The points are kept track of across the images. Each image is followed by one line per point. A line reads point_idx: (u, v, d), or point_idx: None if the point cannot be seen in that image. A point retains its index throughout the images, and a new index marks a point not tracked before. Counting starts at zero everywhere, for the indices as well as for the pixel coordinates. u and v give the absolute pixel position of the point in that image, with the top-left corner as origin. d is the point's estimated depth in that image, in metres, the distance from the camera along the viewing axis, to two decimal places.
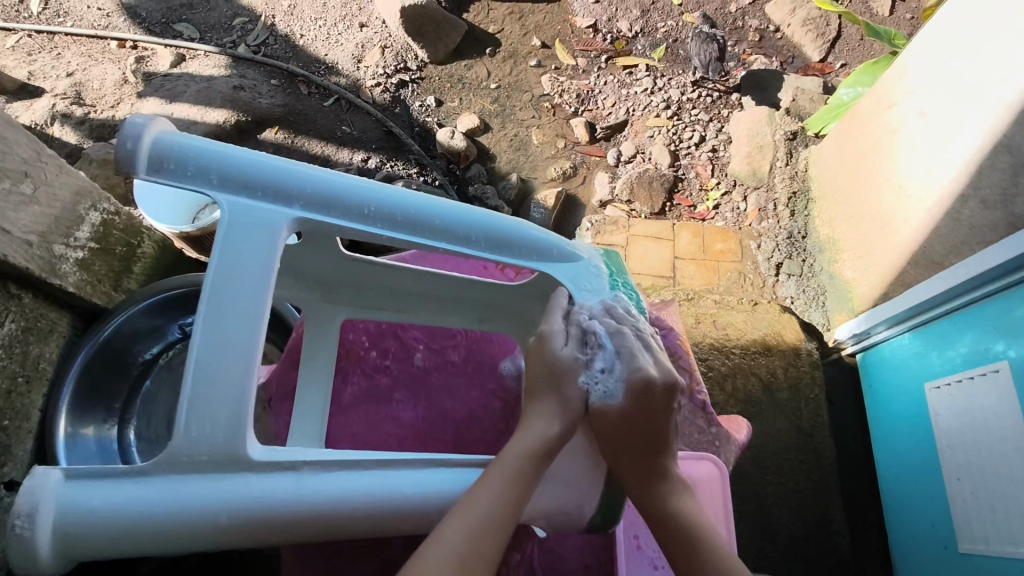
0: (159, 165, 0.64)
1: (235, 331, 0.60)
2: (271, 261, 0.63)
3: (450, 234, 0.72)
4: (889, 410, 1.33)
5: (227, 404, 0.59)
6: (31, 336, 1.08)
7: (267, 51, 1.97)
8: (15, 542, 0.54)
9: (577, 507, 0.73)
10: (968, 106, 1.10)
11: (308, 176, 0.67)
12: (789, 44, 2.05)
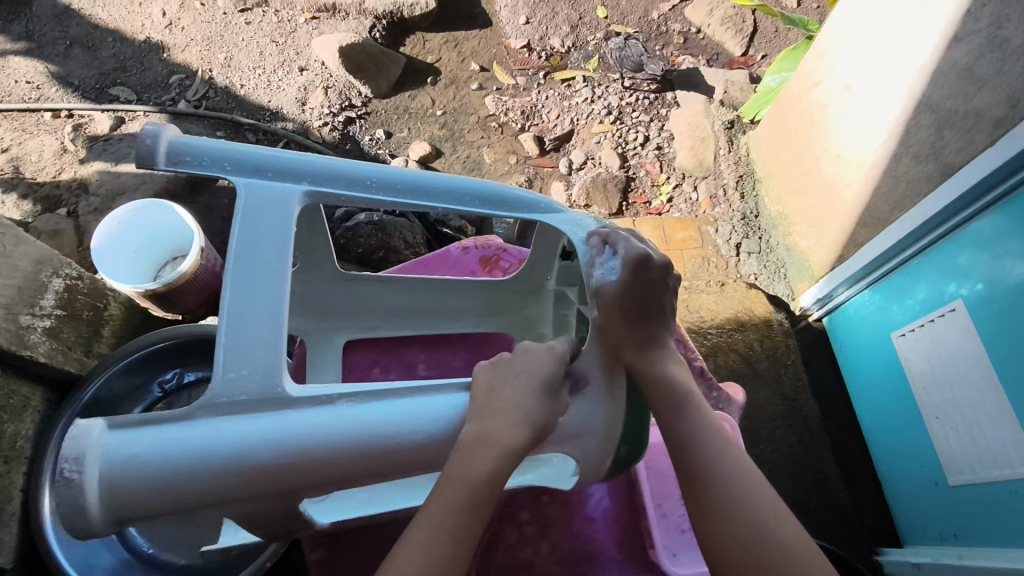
0: (179, 158, 0.73)
1: (264, 286, 0.67)
2: (287, 225, 0.71)
3: (444, 195, 0.83)
4: (860, 365, 1.40)
5: (262, 348, 0.64)
6: (4, 414, 1.05)
7: (208, 104, 1.97)
8: (62, 490, 0.54)
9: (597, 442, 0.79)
10: (886, 74, 1.21)
11: (313, 159, 0.77)
12: (711, 42, 2.17)
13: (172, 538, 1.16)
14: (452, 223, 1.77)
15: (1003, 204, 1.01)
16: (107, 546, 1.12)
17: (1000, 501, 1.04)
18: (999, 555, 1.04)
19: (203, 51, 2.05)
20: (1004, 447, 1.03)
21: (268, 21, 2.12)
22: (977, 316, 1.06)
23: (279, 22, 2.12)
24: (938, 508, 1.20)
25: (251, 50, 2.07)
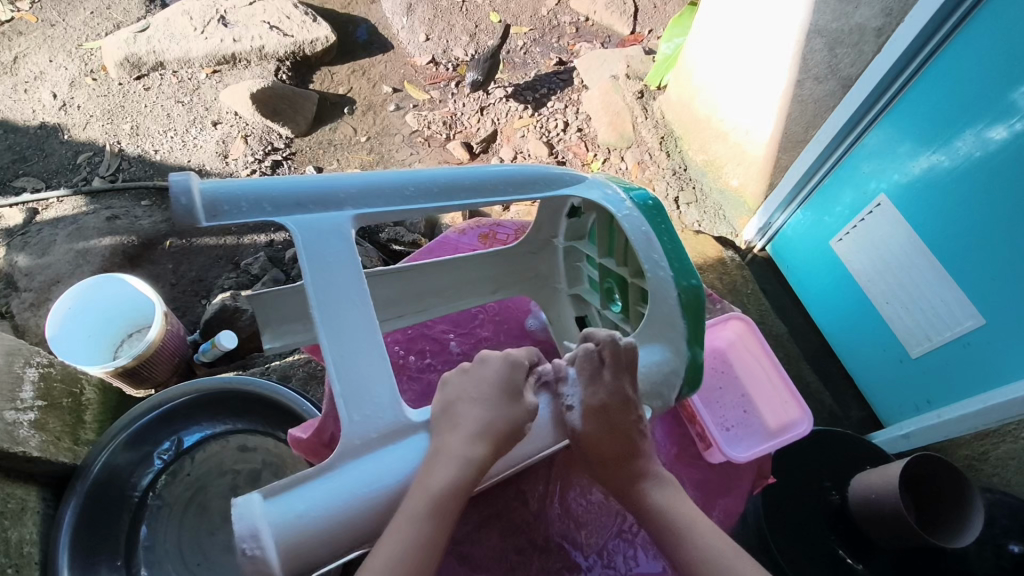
0: (215, 210, 0.73)
1: (355, 322, 0.69)
2: (351, 257, 0.73)
3: (480, 188, 0.85)
4: (807, 280, 1.55)
5: (375, 386, 0.67)
6: (4, 521, 0.98)
7: (125, 176, 1.90)
8: (249, 565, 0.57)
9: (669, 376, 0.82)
10: (778, 16, 1.40)
11: (350, 180, 0.78)
12: (601, 27, 2.32)
13: None
14: (404, 239, 1.73)
15: (898, 106, 1.21)
16: None
17: (958, 356, 1.18)
18: (967, 404, 1.17)
19: (107, 125, 1.99)
20: (951, 309, 1.17)
21: (167, 83, 2.08)
22: (901, 203, 1.23)
23: (179, 82, 2.09)
24: (908, 381, 1.33)
25: (158, 115, 2.02)
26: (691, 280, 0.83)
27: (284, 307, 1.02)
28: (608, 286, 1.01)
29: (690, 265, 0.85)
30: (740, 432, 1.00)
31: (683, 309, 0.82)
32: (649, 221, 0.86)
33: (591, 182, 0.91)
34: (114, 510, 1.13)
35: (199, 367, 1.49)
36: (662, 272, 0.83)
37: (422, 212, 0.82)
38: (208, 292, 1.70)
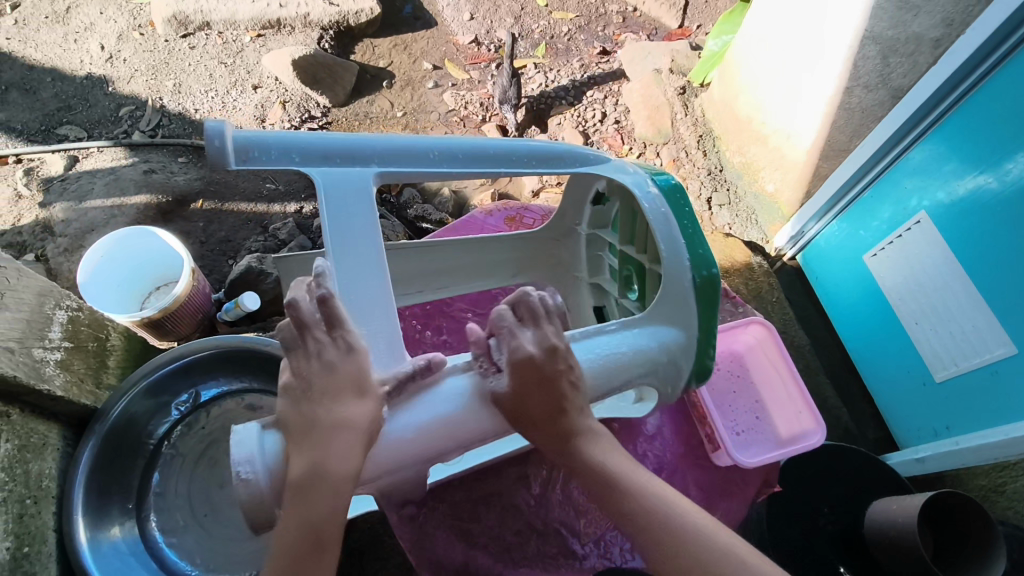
0: (245, 154, 0.77)
1: (364, 258, 0.76)
2: (369, 208, 0.78)
3: (505, 159, 0.86)
4: (835, 296, 1.53)
5: (374, 315, 0.74)
6: (26, 454, 1.01)
7: (164, 132, 1.93)
8: (242, 488, 0.64)
9: (678, 361, 0.83)
10: (830, 17, 1.34)
11: (377, 140, 0.81)
12: (649, 19, 2.27)
13: (214, 557, 1.15)
14: (431, 217, 1.71)
15: (942, 128, 1.18)
16: None
17: (985, 384, 1.15)
18: (987, 434, 1.14)
19: (150, 80, 2.02)
20: (982, 336, 1.14)
21: (212, 43, 2.10)
22: (941, 222, 1.19)
23: (224, 43, 2.11)
24: (930, 406, 1.30)
25: (201, 74, 2.04)
26: (709, 269, 0.83)
27: (304, 271, 1.04)
28: (625, 274, 1.00)
29: (708, 251, 0.84)
30: None
31: (697, 293, 0.82)
32: (670, 203, 0.86)
33: (616, 163, 0.92)
34: (130, 455, 1.16)
35: (220, 325, 1.52)
36: (679, 254, 0.82)
37: (442, 176, 0.85)
38: (236, 253, 1.73)
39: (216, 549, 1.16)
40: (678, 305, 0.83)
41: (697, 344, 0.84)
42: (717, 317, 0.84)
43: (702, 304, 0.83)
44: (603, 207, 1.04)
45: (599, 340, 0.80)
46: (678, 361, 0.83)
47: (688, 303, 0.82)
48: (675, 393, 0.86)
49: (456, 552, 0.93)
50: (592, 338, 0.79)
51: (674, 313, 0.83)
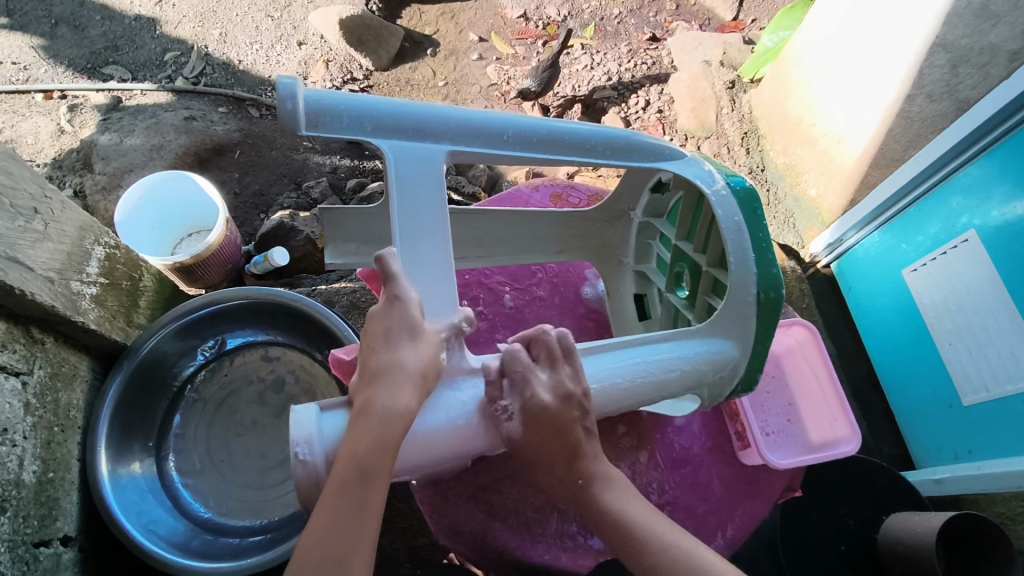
0: (316, 120, 0.74)
1: (430, 237, 0.75)
2: (439, 187, 0.76)
3: (580, 147, 0.84)
4: (867, 309, 1.50)
5: (437, 291, 0.73)
6: (58, 383, 1.04)
7: (207, 80, 1.93)
8: (300, 466, 0.65)
9: (726, 370, 0.82)
10: (906, 24, 1.30)
11: (452, 116, 0.78)
12: (702, 9, 2.21)
13: (229, 504, 1.18)
14: (464, 189, 1.69)
15: (1001, 147, 1.14)
16: (170, 514, 1.12)
17: (1015, 413, 1.12)
18: (1012, 462, 1.11)
19: (197, 27, 2.02)
20: (1018, 364, 1.11)
21: None
22: (989, 244, 1.15)
23: None
24: (952, 428, 1.28)
25: (247, 25, 2.04)
26: (776, 291, 0.81)
27: (352, 226, 1.04)
28: (677, 271, 0.98)
29: (779, 271, 0.82)
30: (779, 440, 1.01)
31: (758, 311, 0.81)
32: (744, 211, 0.82)
33: (694, 162, 0.88)
34: (156, 394, 1.19)
35: (248, 277, 1.54)
36: (748, 269, 0.80)
37: (513, 158, 0.83)
38: (268, 208, 1.75)
39: (234, 493, 1.19)
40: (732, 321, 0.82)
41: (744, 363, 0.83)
42: (771, 340, 0.83)
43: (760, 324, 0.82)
44: (662, 196, 1.01)
45: (642, 349, 0.79)
46: (723, 376, 0.82)
47: (744, 321, 0.82)
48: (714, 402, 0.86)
49: (474, 521, 0.94)
50: (644, 348, 0.79)
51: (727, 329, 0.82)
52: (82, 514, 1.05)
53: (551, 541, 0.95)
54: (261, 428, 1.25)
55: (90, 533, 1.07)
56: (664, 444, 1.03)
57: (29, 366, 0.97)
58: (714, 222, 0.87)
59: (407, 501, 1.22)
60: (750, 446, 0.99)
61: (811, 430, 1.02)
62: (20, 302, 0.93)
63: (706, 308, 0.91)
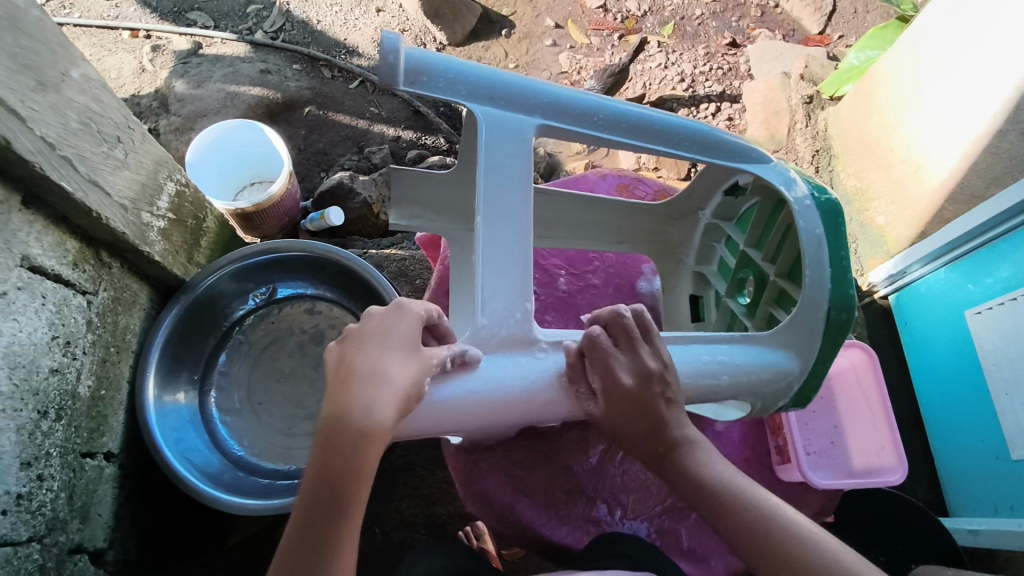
0: (415, 77, 0.76)
1: (512, 207, 0.75)
2: (526, 158, 0.78)
3: (666, 137, 0.84)
4: (921, 346, 1.45)
5: (513, 264, 0.73)
6: (118, 306, 1.08)
7: (285, 37, 1.97)
8: None
9: (785, 384, 0.81)
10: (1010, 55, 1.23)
11: (544, 91, 0.80)
12: (788, 18, 2.14)
13: (263, 447, 1.22)
14: None
15: None
16: (206, 446, 1.16)
17: None
18: None
19: None
20: None
21: None
22: None
23: None
24: (995, 480, 1.23)
25: None
26: (848, 312, 0.79)
27: (419, 190, 1.05)
28: (740, 277, 0.99)
29: (854, 292, 0.80)
30: (819, 460, 1.01)
31: (826, 328, 0.80)
32: (825, 225, 0.81)
33: (779, 168, 0.86)
34: (206, 329, 1.23)
35: (303, 231, 1.58)
36: (820, 285, 0.79)
37: (599, 141, 0.83)
38: (328, 167, 1.78)
39: (268, 436, 1.23)
40: (801, 334, 0.81)
41: (806, 378, 0.81)
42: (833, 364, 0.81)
43: (827, 342, 0.80)
44: (734, 199, 0.99)
45: (705, 344, 0.78)
46: (784, 386, 0.80)
47: (813, 337, 0.80)
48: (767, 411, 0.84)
49: (501, 493, 0.95)
50: (705, 347, 0.78)
51: (794, 341, 0.81)
52: (126, 434, 1.10)
53: (573, 523, 0.96)
54: (301, 377, 1.29)
55: (131, 453, 1.12)
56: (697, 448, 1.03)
57: (95, 287, 1.02)
58: (788, 232, 0.87)
59: (431, 468, 1.24)
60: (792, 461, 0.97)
61: (853, 458, 1.02)
62: (95, 224, 0.97)
63: (767, 318, 0.92)
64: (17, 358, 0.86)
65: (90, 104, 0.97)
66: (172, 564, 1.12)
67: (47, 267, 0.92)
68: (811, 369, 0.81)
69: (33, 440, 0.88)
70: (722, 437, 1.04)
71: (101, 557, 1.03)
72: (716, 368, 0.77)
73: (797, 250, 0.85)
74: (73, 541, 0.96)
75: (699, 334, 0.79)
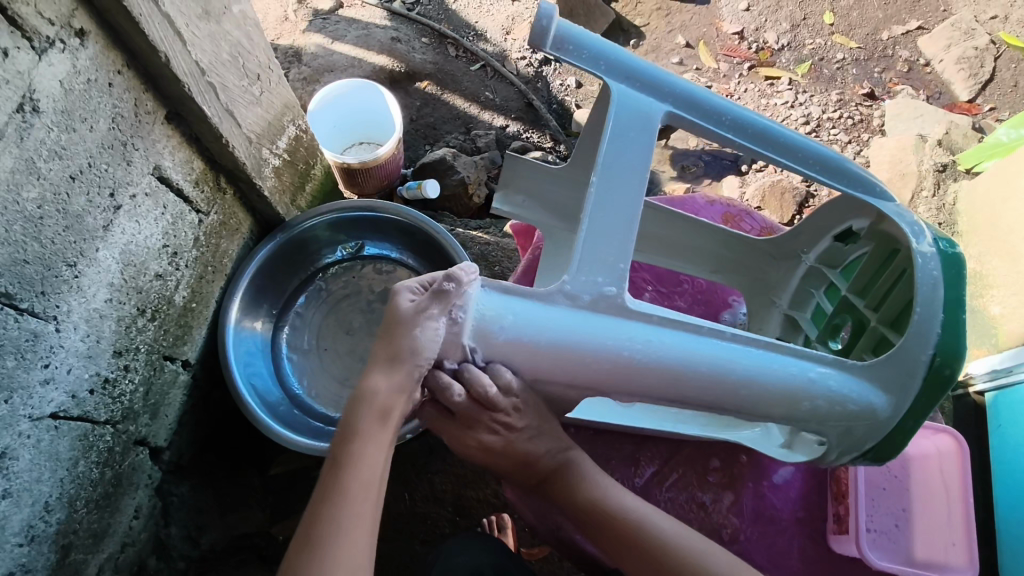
0: (559, 45, 0.79)
1: (623, 190, 0.77)
2: (650, 140, 0.79)
3: (791, 153, 0.84)
4: (1013, 454, 1.33)
5: (613, 246, 0.75)
6: (224, 232, 1.16)
7: (421, 9, 2.02)
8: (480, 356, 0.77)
9: (865, 429, 0.78)
10: None
11: (680, 84, 0.82)
12: (937, 79, 2.00)
13: (322, 389, 1.28)
14: None
15: None
16: (271, 376, 1.22)
17: None
18: None
19: None
20: None
21: None
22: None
23: None
24: None
25: None
26: (956, 362, 0.75)
27: (527, 175, 1.07)
28: (836, 322, 0.95)
29: (966, 342, 0.76)
30: (878, 540, 0.96)
31: (927, 374, 0.76)
32: (945, 272, 0.78)
33: (904, 212, 0.84)
34: (296, 268, 1.30)
35: (397, 196, 1.63)
36: (930, 327, 0.76)
37: (722, 141, 0.84)
38: (434, 141, 1.83)
39: (327, 380, 1.29)
40: (900, 378, 0.77)
41: (891, 428, 0.78)
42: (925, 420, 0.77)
43: (923, 391, 0.76)
44: (843, 246, 0.96)
45: (790, 359, 0.77)
46: (863, 426, 0.78)
47: (909, 383, 0.77)
48: (833, 456, 0.83)
49: None
50: (794, 360, 0.77)
51: (887, 383, 0.77)
52: (205, 348, 1.17)
53: None
54: (368, 330, 1.33)
55: (206, 366, 1.18)
56: (744, 500, 0.99)
57: (208, 209, 1.10)
58: (903, 278, 0.84)
59: None
60: (850, 533, 0.93)
61: (917, 546, 0.96)
62: (221, 149, 1.04)
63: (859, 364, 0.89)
64: (131, 257, 0.94)
65: (242, 40, 1.04)
66: (219, 478, 1.19)
67: (173, 180, 0.99)
68: (897, 420, 0.77)
69: (128, 333, 0.96)
70: (778, 491, 1.00)
71: (158, 455, 1.10)
72: (801, 388, 0.77)
73: (910, 295, 0.81)
74: (139, 433, 1.04)
75: (793, 346, 0.77)
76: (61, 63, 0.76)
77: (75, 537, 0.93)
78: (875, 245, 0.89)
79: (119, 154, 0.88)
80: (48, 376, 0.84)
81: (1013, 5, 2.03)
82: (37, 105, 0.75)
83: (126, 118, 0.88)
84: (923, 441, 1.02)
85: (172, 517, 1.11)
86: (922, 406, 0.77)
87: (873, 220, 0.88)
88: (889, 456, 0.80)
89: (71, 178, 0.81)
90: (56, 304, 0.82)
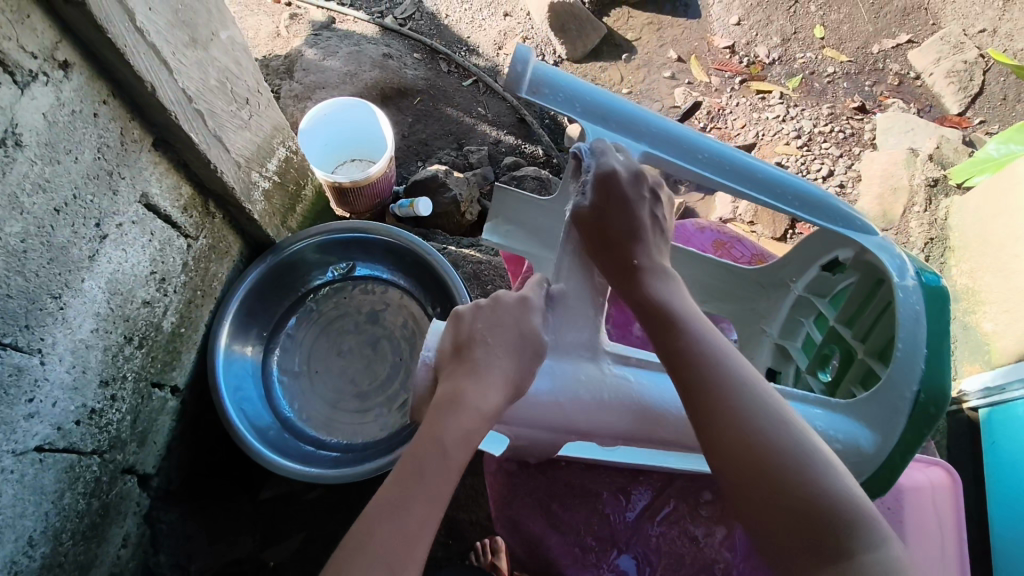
0: (536, 88, 0.80)
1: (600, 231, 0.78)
2: (626, 182, 0.81)
3: (770, 188, 0.84)
4: (1008, 472, 1.33)
5: None
6: (213, 256, 1.15)
7: (413, 25, 2.02)
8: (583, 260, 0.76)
9: (854, 467, 0.77)
10: None
11: (656, 121, 0.83)
12: (927, 92, 2.01)
13: (312, 413, 1.27)
14: None
15: None
16: (262, 402, 1.21)
17: None
18: None
19: None
20: None
21: None
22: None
23: None
24: None
25: None
26: (939, 399, 0.75)
27: (516, 206, 1.07)
28: (825, 352, 0.95)
29: (949, 379, 0.75)
30: None
31: (912, 411, 0.76)
32: (927, 305, 0.78)
33: (885, 244, 0.84)
34: (285, 291, 1.29)
35: (389, 215, 1.62)
36: (914, 363, 0.76)
37: (701, 179, 0.84)
38: (426, 157, 1.83)
39: (318, 404, 1.28)
40: (886, 414, 0.77)
41: (878, 465, 0.77)
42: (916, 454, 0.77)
43: (909, 428, 0.76)
44: (831, 276, 0.96)
45: None
46: (851, 466, 0.77)
47: (894, 420, 0.76)
48: None
49: (535, 523, 1.00)
50: None
51: (873, 421, 0.77)
52: (195, 372, 1.16)
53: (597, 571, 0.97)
54: (359, 354, 1.33)
55: (195, 391, 1.17)
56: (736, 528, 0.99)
57: (197, 233, 1.09)
58: (887, 311, 0.84)
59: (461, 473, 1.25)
60: None
61: None
62: (210, 175, 1.03)
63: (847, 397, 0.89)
64: (118, 285, 0.93)
65: (230, 65, 1.03)
66: (208, 503, 1.18)
67: (160, 207, 0.98)
68: (883, 459, 0.77)
69: (115, 361, 0.95)
70: None
71: (147, 482, 1.09)
72: None
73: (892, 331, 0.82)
74: (127, 461, 1.03)
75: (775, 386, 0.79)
76: (44, 95, 0.75)
77: (61, 570, 0.91)
78: (859, 276, 0.89)
79: (105, 183, 0.87)
80: (34, 410, 0.83)
81: (1001, 19, 2.04)
82: (20, 138, 0.74)
83: (112, 147, 0.87)
84: (916, 474, 1.02)
85: (160, 544, 1.09)
86: (910, 443, 0.76)
87: (856, 252, 0.88)
88: (885, 490, 0.78)
89: (56, 210, 0.80)
90: (41, 337, 0.82)
